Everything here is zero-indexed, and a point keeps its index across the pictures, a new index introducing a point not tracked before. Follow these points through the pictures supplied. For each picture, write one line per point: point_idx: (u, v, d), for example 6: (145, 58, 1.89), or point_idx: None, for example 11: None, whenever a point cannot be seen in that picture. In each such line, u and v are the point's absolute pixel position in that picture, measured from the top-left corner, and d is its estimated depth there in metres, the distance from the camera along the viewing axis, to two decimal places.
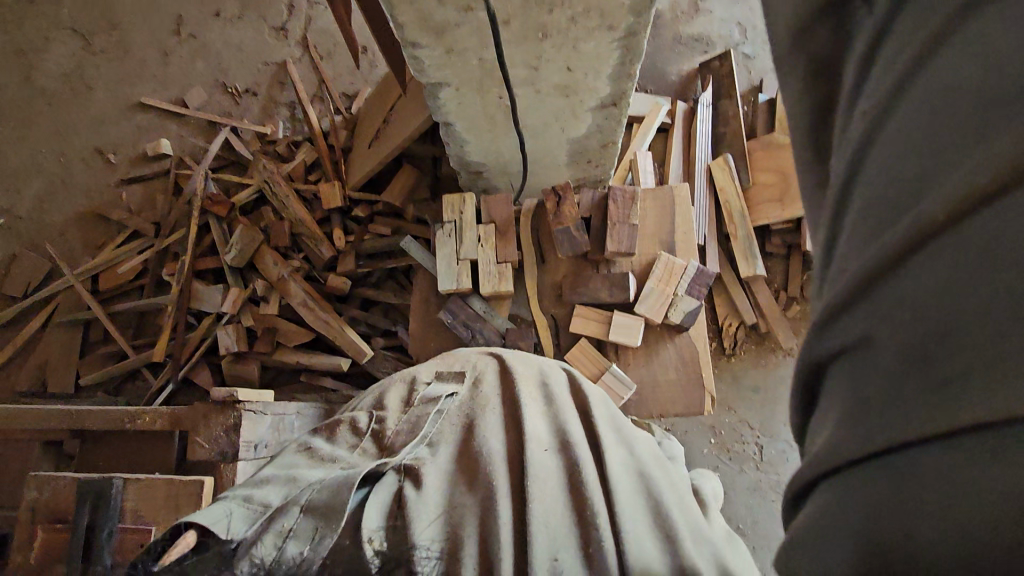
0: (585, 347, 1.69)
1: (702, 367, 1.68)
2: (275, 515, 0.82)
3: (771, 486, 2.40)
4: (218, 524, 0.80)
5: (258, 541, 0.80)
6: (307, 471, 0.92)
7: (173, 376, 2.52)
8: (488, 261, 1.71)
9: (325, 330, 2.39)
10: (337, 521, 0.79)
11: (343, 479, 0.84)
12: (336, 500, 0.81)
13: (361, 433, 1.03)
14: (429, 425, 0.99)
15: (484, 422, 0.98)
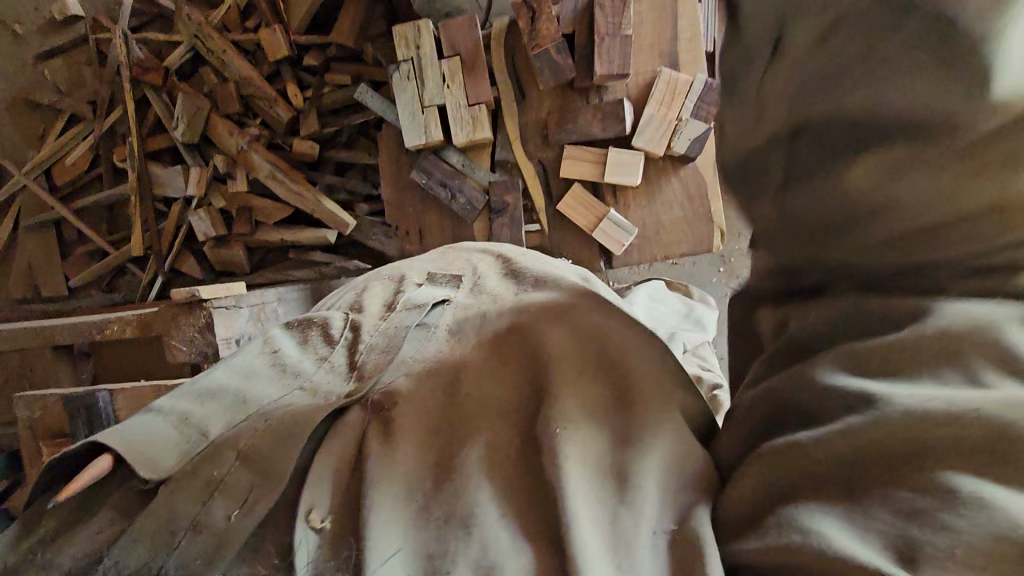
0: (578, 192, 1.50)
1: (711, 201, 1.50)
2: (206, 451, 0.67)
3: None
4: (135, 461, 0.64)
5: (181, 483, 0.65)
6: (260, 389, 0.74)
7: (160, 268, 2.42)
8: (458, 105, 1.45)
9: (301, 203, 2.20)
10: (276, 481, 0.65)
11: (287, 443, 0.65)
12: (275, 472, 0.64)
13: (334, 340, 0.81)
14: (410, 353, 0.78)
15: (474, 351, 0.79)
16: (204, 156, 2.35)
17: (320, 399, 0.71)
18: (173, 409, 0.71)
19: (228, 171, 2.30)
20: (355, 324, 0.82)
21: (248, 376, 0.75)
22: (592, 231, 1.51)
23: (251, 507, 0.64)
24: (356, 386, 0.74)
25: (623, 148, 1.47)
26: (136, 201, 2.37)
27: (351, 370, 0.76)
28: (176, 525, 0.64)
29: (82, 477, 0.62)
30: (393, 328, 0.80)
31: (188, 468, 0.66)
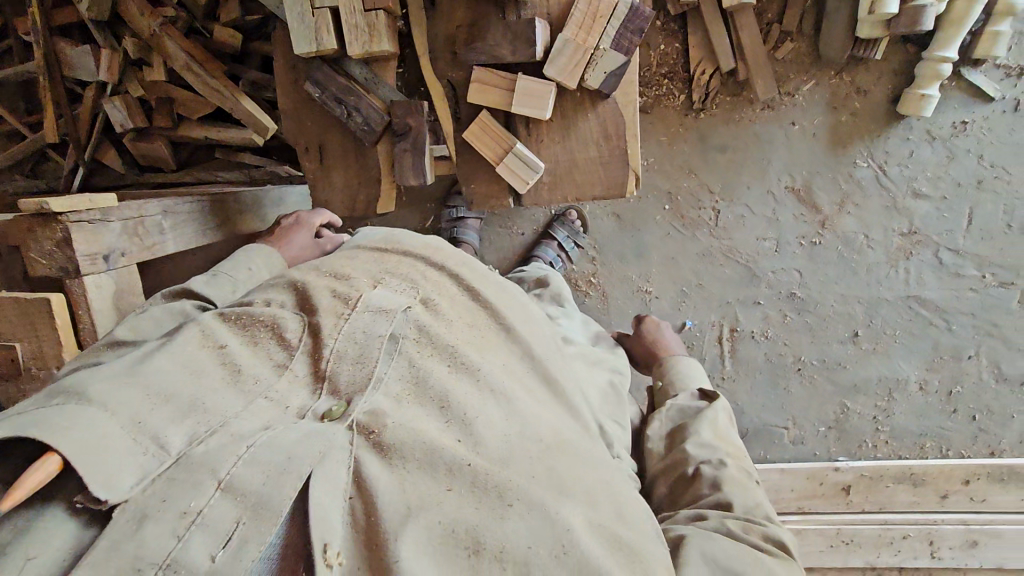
0: (486, 121, 1.39)
1: (628, 141, 1.41)
2: (175, 468, 0.84)
3: (722, 251, 2.38)
4: (98, 478, 0.78)
5: (154, 511, 0.79)
6: (214, 401, 0.96)
7: (79, 159, 2.30)
8: (352, 10, 1.29)
9: (219, 100, 2.05)
10: (268, 517, 0.83)
11: (287, 456, 0.89)
12: (273, 493, 0.85)
13: (289, 347, 1.10)
14: (382, 363, 1.11)
15: (431, 352, 1.17)
16: (115, 36, 2.12)
17: (311, 432, 0.94)
18: (129, 416, 0.86)
19: (141, 57, 2.09)
20: (319, 324, 1.13)
21: (201, 377, 0.99)
22: (497, 165, 1.41)
23: (237, 547, 0.81)
24: (331, 389, 1.03)
25: (534, 75, 1.34)
26: (46, 83, 2.19)
27: (315, 376, 1.06)
28: (148, 559, 0.75)
29: (36, 476, 0.74)
30: (360, 335, 1.12)
31: (158, 490, 0.81)
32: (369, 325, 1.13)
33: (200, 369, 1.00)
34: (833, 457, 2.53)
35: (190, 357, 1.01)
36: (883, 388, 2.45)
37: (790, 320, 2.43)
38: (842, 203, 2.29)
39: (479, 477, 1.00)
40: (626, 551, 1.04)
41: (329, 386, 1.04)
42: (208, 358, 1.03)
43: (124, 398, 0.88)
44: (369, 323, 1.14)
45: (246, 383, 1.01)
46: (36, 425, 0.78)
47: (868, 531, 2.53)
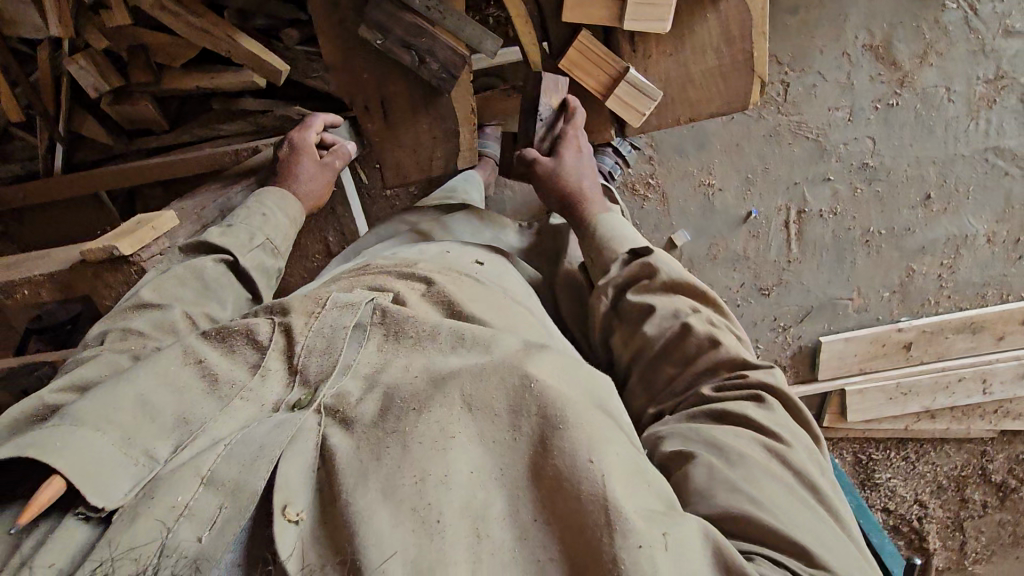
0: (588, 43, 1.14)
1: (755, 39, 1.15)
2: (154, 479, 0.79)
3: (789, 130, 2.20)
4: (94, 485, 0.76)
5: (145, 504, 0.75)
6: (201, 405, 0.90)
7: (54, 134, 1.97)
8: None
9: (210, 44, 1.70)
10: (247, 498, 0.75)
11: (248, 453, 0.80)
12: (246, 485, 0.76)
13: (263, 346, 0.98)
14: (349, 349, 0.99)
15: (411, 336, 1.02)
16: None
17: (277, 425, 0.84)
18: (117, 426, 0.83)
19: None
20: (289, 324, 1.01)
21: (180, 393, 0.91)
22: (605, 98, 1.19)
23: (223, 525, 0.74)
24: (303, 380, 0.93)
25: None
26: None
27: (291, 369, 0.95)
28: (141, 551, 0.70)
29: (44, 494, 0.74)
30: (329, 327, 1.00)
31: (146, 492, 0.77)
32: (337, 317, 1.01)
33: (176, 383, 0.91)
34: (896, 318, 2.55)
35: (164, 373, 0.92)
36: (951, 246, 2.41)
37: (860, 192, 2.30)
38: (925, 55, 2.09)
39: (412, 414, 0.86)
40: (575, 434, 0.83)
41: (301, 378, 0.94)
42: (184, 371, 0.93)
43: (111, 410, 0.85)
44: (336, 317, 1.01)
45: (223, 386, 0.93)
46: (35, 442, 0.78)
47: (924, 381, 2.66)
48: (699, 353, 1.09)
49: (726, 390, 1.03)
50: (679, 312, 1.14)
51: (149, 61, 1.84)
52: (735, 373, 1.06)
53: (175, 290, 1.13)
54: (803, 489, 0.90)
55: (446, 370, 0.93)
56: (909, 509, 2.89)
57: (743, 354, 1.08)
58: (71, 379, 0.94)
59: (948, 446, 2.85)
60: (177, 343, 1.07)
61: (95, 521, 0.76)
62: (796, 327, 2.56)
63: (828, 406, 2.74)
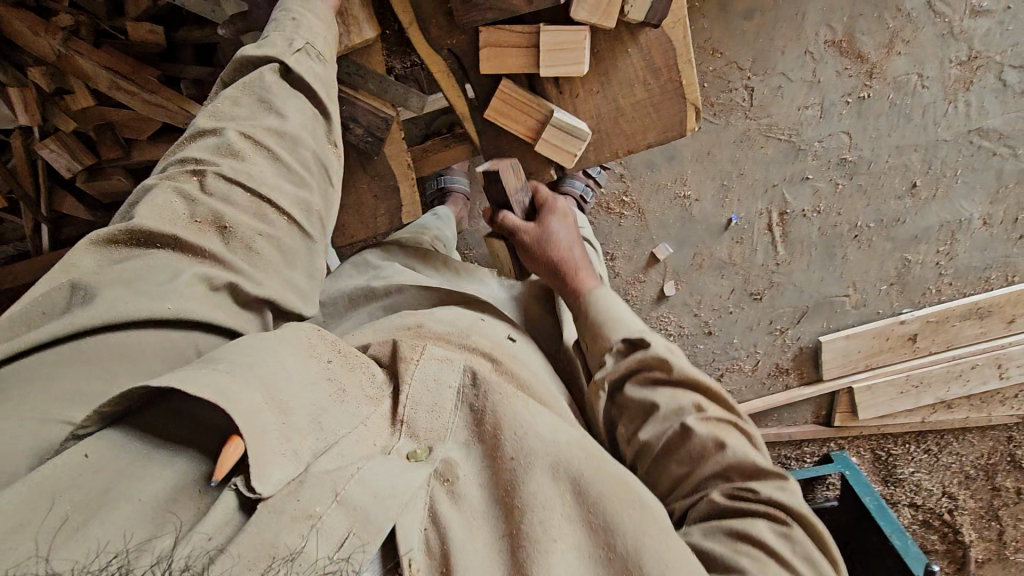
0: (510, 93, 1.13)
1: (681, 68, 1.13)
2: (307, 477, 0.73)
3: (760, 133, 2.16)
4: (256, 466, 0.70)
5: (289, 507, 0.69)
6: (339, 413, 0.84)
7: (37, 216, 2.04)
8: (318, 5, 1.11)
9: (170, 118, 1.75)
10: (374, 533, 0.71)
11: (387, 487, 0.76)
12: (376, 525, 0.72)
13: (381, 387, 0.94)
14: (451, 414, 0.92)
15: (499, 406, 0.92)
16: (17, 64, 1.76)
17: (399, 473, 0.80)
18: (279, 403, 0.77)
19: (58, 87, 1.78)
20: (399, 369, 0.95)
21: (311, 387, 0.83)
22: (534, 143, 1.18)
23: (350, 553, 0.68)
24: (411, 433, 0.88)
25: (558, 20, 1.07)
26: None
27: (395, 419, 0.89)
28: (275, 554, 0.63)
29: (231, 454, 0.70)
30: (429, 386, 0.94)
31: (289, 494, 0.70)
32: (440, 385, 0.94)
33: (309, 376, 0.84)
34: (897, 310, 2.47)
35: (298, 359, 0.84)
36: (946, 232, 2.33)
37: (842, 187, 2.24)
38: (891, 45, 2.03)
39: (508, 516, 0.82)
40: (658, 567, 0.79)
41: (407, 431, 0.88)
42: (314, 363, 0.86)
43: (267, 368, 0.79)
44: (437, 372, 0.95)
45: (348, 403, 0.86)
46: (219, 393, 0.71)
47: (936, 371, 2.56)
48: (703, 457, 0.95)
49: (737, 502, 0.90)
50: (684, 411, 0.98)
51: (117, 137, 1.90)
52: (745, 486, 0.92)
53: (230, 110, 1.00)
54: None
55: (536, 462, 0.86)
56: (938, 504, 2.75)
57: (755, 459, 0.94)
58: (156, 206, 0.89)
59: (971, 435, 2.73)
60: (243, 169, 0.96)
61: (243, 505, 0.69)
62: (794, 329, 2.49)
63: (838, 405, 2.66)
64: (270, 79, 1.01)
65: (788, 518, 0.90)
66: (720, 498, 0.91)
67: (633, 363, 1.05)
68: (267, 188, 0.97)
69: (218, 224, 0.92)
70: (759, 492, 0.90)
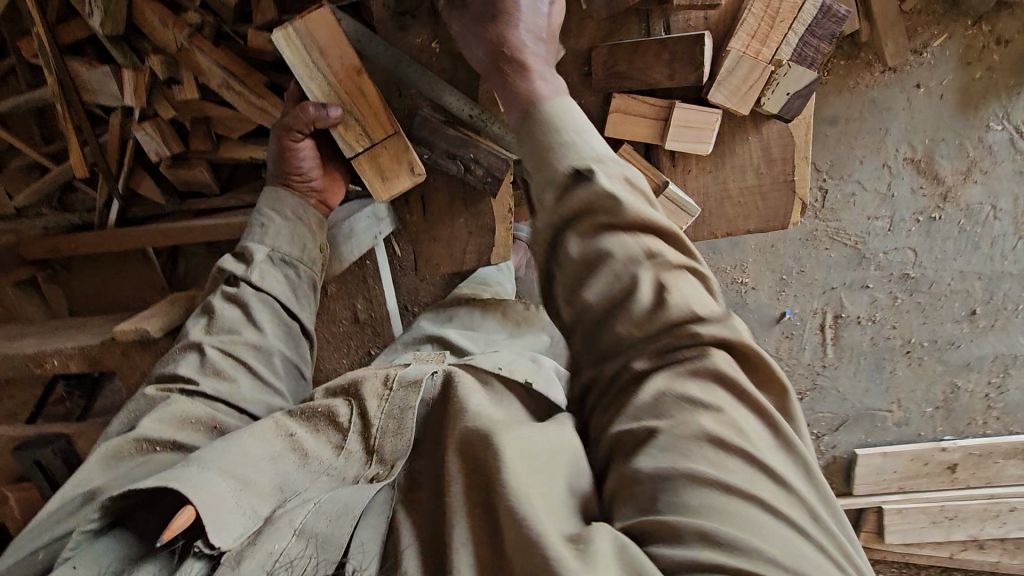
0: (628, 156, 1.16)
1: (796, 165, 1.15)
2: (268, 525, 0.80)
3: (827, 235, 2.18)
4: (216, 521, 0.77)
5: (249, 551, 0.76)
6: (294, 472, 0.91)
7: (113, 191, 2.08)
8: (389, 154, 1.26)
9: (268, 121, 1.82)
10: (333, 553, 0.79)
11: (339, 508, 0.82)
12: (335, 536, 0.80)
13: (344, 429, 0.97)
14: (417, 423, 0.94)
15: (461, 392, 0.94)
16: (135, 50, 1.84)
17: (343, 510, 0.82)
18: (239, 476, 0.84)
19: (169, 76, 1.83)
20: (362, 406, 0.98)
21: (276, 462, 0.90)
22: None
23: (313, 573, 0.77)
24: (379, 458, 0.91)
25: (688, 99, 1.11)
26: (63, 110, 1.94)
27: (368, 450, 0.93)
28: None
29: (181, 519, 0.76)
30: (399, 407, 0.96)
31: (251, 539, 0.78)
32: (404, 404, 0.95)
33: (274, 451, 0.92)
34: (939, 436, 2.40)
35: (260, 440, 0.92)
36: (999, 365, 2.28)
37: (900, 302, 2.23)
38: (968, 172, 2.07)
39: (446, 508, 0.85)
40: (598, 552, 0.71)
41: (377, 457, 0.92)
42: (277, 440, 0.93)
43: (230, 452, 0.87)
44: (403, 398, 0.96)
45: (312, 463, 0.93)
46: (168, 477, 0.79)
47: (971, 506, 2.46)
48: (629, 295, 0.89)
49: (669, 360, 0.87)
50: (592, 238, 0.92)
51: (209, 131, 1.97)
52: (702, 359, 0.85)
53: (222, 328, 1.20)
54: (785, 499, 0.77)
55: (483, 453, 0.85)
56: None
57: (702, 302, 0.88)
58: (167, 413, 1.05)
59: None
60: (221, 389, 1.11)
61: (208, 562, 0.77)
62: (829, 435, 2.43)
63: (864, 524, 2.56)
64: (248, 296, 1.23)
65: (722, 363, 0.85)
66: (673, 397, 0.84)
67: (551, 195, 0.95)
68: (243, 399, 1.12)
69: (183, 421, 1.05)
70: (719, 364, 0.85)
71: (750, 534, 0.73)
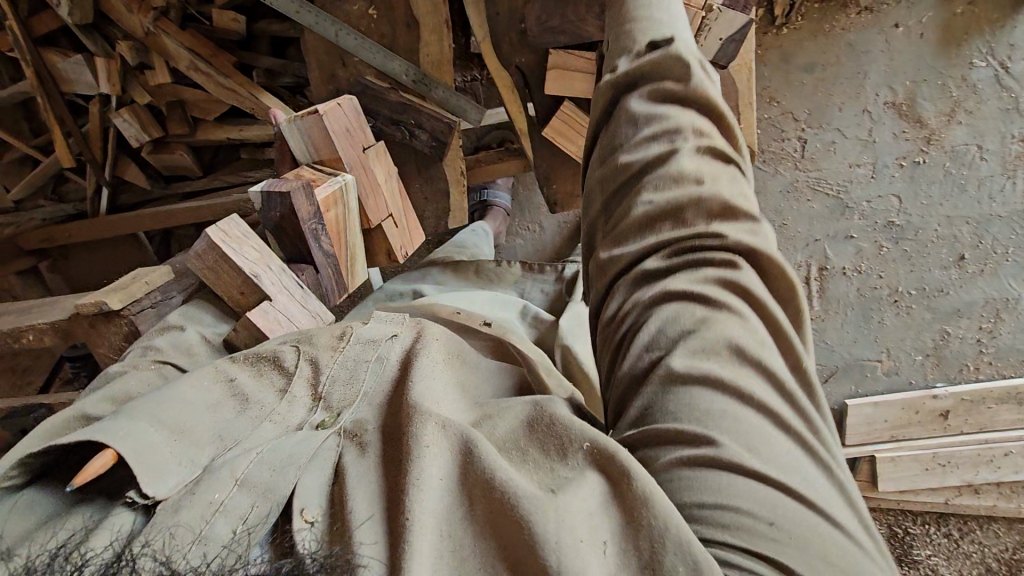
0: (569, 112, 1.16)
1: (742, 112, 1.14)
2: (207, 475, 0.63)
3: (808, 185, 2.16)
4: (148, 469, 0.63)
5: (186, 501, 0.59)
6: (234, 429, 0.73)
7: (100, 179, 2.16)
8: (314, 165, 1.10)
9: (236, 100, 1.83)
10: (274, 501, 0.60)
11: (281, 455, 0.65)
12: (276, 488, 0.61)
13: (289, 372, 0.81)
14: (370, 378, 0.77)
15: (430, 347, 0.79)
16: (106, 36, 1.87)
17: (299, 450, 0.65)
18: (172, 422, 0.70)
19: (140, 60, 1.87)
20: (313, 359, 0.82)
21: (213, 410, 0.74)
22: None
23: (253, 527, 0.57)
24: (326, 405, 0.75)
25: None
26: (43, 101, 2.00)
27: (316, 393, 0.78)
28: (180, 540, 0.55)
29: (95, 461, 0.62)
30: (353, 361, 0.81)
31: (187, 490, 0.61)
32: (359, 359, 0.80)
33: (210, 400, 0.76)
34: (931, 384, 2.35)
35: (196, 388, 0.76)
36: (990, 309, 2.24)
37: (886, 250, 2.20)
38: (952, 113, 2.06)
39: (399, 451, 0.61)
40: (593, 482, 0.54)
41: (324, 405, 0.75)
42: (214, 386, 0.78)
43: (168, 402, 0.72)
44: (359, 351, 0.81)
45: (252, 409, 0.76)
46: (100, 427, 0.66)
47: (965, 451, 2.42)
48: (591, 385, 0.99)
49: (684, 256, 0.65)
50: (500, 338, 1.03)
51: (185, 115, 2.01)
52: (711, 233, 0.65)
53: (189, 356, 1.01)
54: (762, 375, 0.59)
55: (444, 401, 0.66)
56: None
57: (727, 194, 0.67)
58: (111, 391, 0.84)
59: (996, 525, 2.52)
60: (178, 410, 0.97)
61: (141, 510, 0.60)
62: None
63: (858, 474, 2.54)
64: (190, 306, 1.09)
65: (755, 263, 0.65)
66: (653, 260, 0.66)
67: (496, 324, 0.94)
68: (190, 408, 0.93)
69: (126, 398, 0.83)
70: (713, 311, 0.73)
71: (725, 426, 0.55)
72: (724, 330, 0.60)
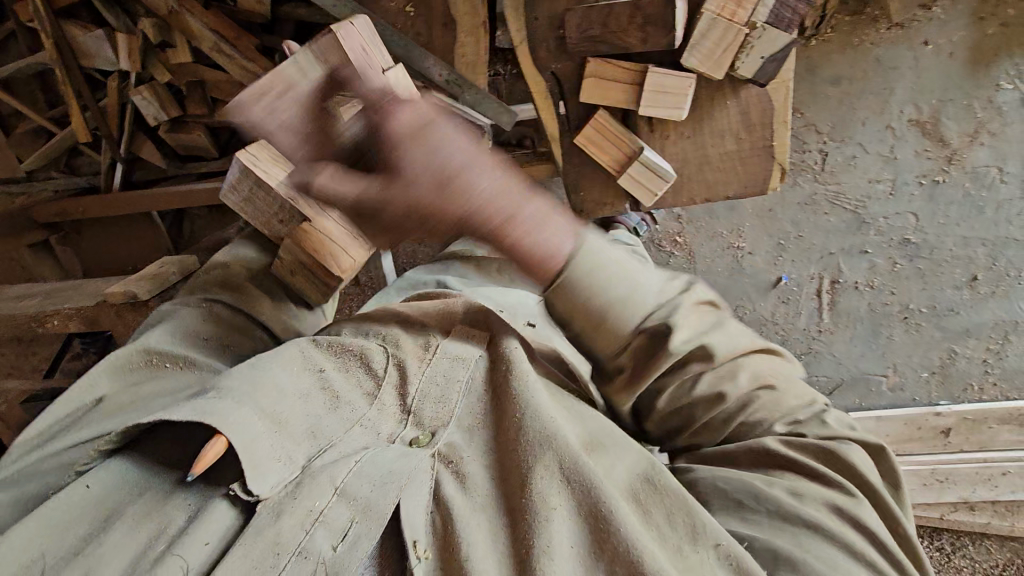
0: (603, 122, 1.15)
1: (777, 130, 1.13)
2: (308, 477, 0.74)
3: (827, 198, 2.15)
4: (255, 465, 0.72)
5: (289, 505, 0.71)
6: (330, 426, 0.82)
7: (115, 154, 2.13)
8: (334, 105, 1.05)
9: (257, 84, 1.80)
10: (376, 519, 0.71)
11: (388, 471, 0.76)
12: (383, 499, 0.73)
13: (377, 374, 0.90)
14: (458, 399, 0.89)
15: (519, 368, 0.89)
16: (129, 12, 1.85)
17: (392, 469, 0.77)
18: (272, 414, 0.78)
19: (163, 39, 1.85)
20: (401, 365, 0.91)
21: (305, 400, 0.83)
22: (618, 175, 1.19)
23: (354, 540, 0.70)
24: (417, 421, 0.86)
25: (663, 63, 1.09)
26: (62, 74, 1.97)
27: (403, 408, 0.88)
28: (282, 549, 0.67)
29: (211, 450, 0.70)
30: (440, 376, 0.90)
31: (290, 491, 0.73)
32: (448, 376, 0.90)
33: (302, 387, 0.84)
34: (934, 401, 2.34)
35: (289, 374, 0.84)
36: (998, 331, 2.25)
37: (900, 267, 2.20)
38: (975, 134, 2.05)
39: (517, 497, 0.78)
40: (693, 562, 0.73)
41: (412, 420, 0.86)
42: (307, 378, 0.86)
43: (264, 390, 0.80)
44: (448, 369, 0.91)
45: (343, 408, 0.85)
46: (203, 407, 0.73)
47: (964, 470, 2.44)
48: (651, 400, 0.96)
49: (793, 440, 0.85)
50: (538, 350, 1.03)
51: (205, 96, 1.99)
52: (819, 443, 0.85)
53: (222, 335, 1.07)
54: (846, 523, 0.77)
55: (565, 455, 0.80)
56: None
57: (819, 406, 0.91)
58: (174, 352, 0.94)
59: (989, 542, 2.55)
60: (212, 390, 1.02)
61: (238, 504, 0.72)
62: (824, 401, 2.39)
63: None
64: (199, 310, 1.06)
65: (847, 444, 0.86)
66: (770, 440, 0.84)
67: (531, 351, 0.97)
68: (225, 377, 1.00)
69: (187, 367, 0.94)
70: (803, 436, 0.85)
71: (816, 556, 0.73)
72: (825, 494, 0.79)
